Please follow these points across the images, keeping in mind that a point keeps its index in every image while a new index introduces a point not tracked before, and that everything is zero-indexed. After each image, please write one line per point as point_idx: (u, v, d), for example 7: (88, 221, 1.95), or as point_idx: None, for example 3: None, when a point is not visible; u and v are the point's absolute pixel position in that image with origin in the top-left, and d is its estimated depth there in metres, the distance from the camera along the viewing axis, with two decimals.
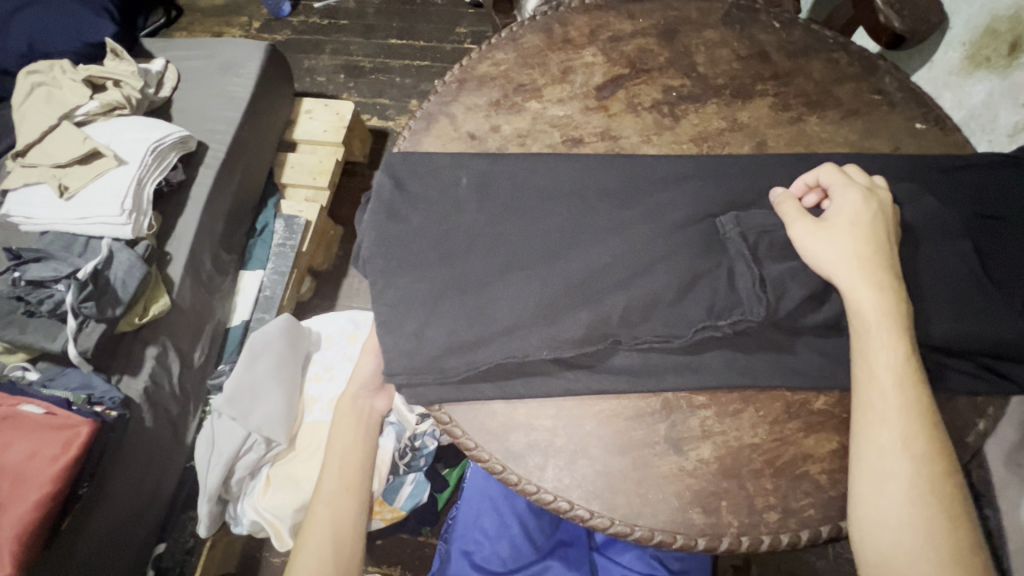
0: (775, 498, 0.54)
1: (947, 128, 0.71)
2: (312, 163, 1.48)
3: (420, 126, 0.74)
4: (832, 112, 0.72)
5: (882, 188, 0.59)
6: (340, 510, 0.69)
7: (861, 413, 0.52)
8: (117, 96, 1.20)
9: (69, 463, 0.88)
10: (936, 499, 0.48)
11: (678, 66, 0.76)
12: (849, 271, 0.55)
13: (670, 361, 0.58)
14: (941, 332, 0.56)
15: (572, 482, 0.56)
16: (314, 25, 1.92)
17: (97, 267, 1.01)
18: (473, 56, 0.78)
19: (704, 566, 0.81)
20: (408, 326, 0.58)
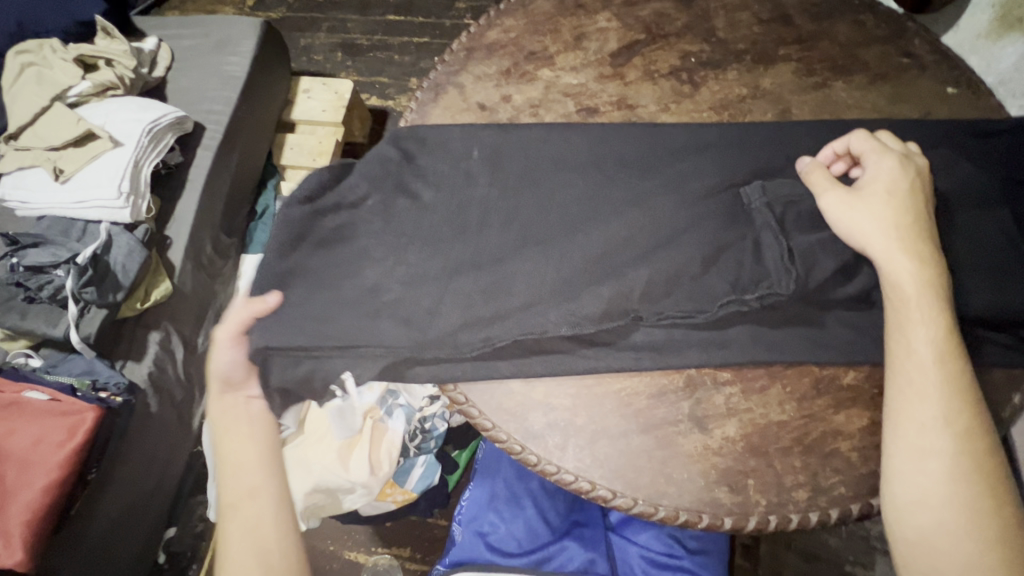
0: (804, 475, 0.52)
1: (979, 93, 0.68)
2: (311, 144, 1.45)
3: (427, 98, 0.71)
4: (859, 77, 0.69)
5: (918, 154, 0.56)
6: (250, 526, 0.54)
7: (897, 388, 0.50)
8: (110, 77, 1.16)
9: (76, 449, 0.88)
10: (977, 476, 0.46)
11: (696, 31, 0.73)
12: (885, 242, 0.52)
13: (697, 335, 0.56)
14: (978, 304, 0.53)
15: (593, 462, 0.54)
16: (310, 2, 1.86)
17: (96, 252, 0.98)
18: (481, 23, 0.75)
19: (720, 543, 0.80)
20: (420, 302, 0.56)
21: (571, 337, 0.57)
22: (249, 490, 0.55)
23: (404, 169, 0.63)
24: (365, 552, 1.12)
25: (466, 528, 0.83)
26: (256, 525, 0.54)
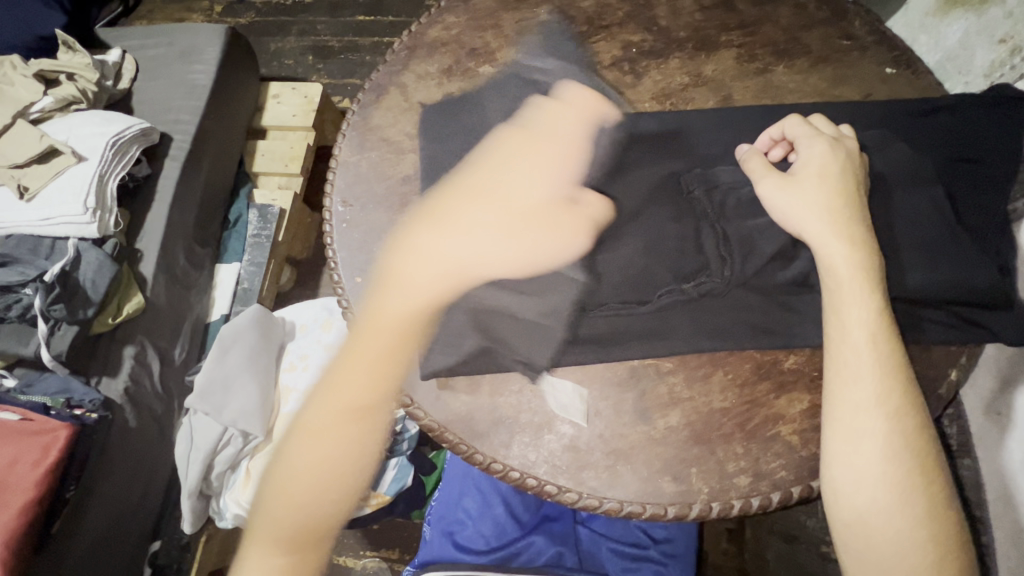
0: (746, 461, 0.53)
1: (919, 72, 0.68)
2: (283, 149, 1.44)
3: (369, 99, 0.70)
4: (800, 61, 0.69)
5: (849, 137, 0.56)
6: (336, 456, 0.52)
7: (834, 373, 0.49)
8: (72, 91, 1.14)
9: (51, 467, 0.88)
10: (911, 454, 0.46)
11: (639, 20, 0.72)
12: (819, 224, 0.52)
13: (648, 337, 0.56)
14: (916, 282, 0.54)
15: (538, 458, 0.54)
16: (278, 6, 1.84)
17: (64, 269, 0.97)
18: (422, 21, 0.74)
19: (691, 534, 0.81)
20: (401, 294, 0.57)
21: (523, 342, 0.55)
22: (338, 386, 0.53)
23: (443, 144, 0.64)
24: (353, 557, 1.12)
25: (435, 528, 0.82)
26: (306, 425, 0.53)
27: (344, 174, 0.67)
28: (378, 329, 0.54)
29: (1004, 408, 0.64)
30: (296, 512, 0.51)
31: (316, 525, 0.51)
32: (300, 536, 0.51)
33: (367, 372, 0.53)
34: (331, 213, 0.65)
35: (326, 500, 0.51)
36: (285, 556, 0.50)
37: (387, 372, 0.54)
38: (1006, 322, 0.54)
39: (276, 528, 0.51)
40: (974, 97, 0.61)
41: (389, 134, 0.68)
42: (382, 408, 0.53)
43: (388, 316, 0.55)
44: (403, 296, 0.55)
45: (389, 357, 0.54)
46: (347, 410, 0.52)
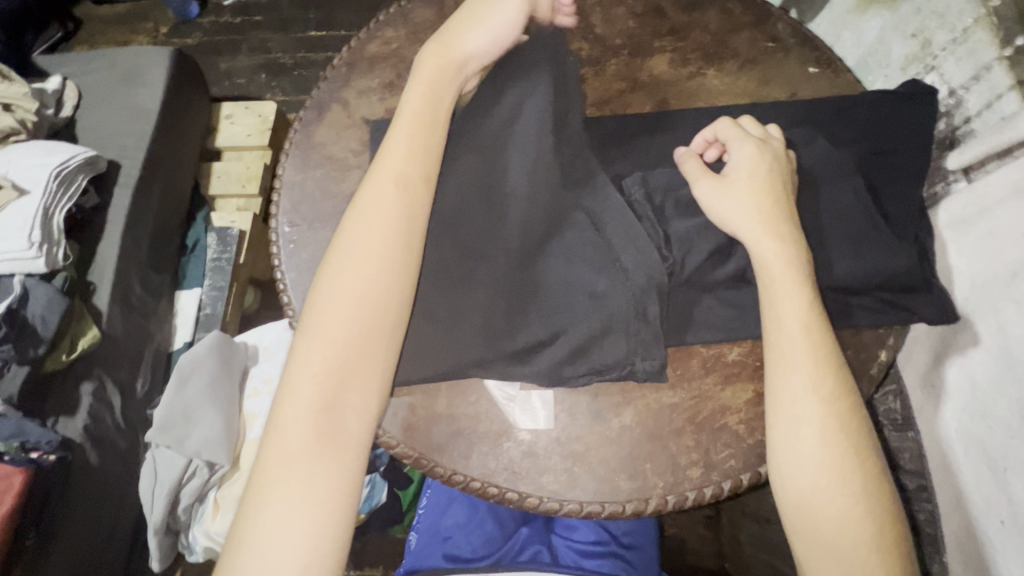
0: (697, 453, 0.55)
1: (838, 69, 0.71)
2: (239, 170, 1.42)
3: (312, 117, 0.70)
4: (729, 63, 0.72)
5: (776, 137, 0.58)
6: (370, 244, 0.52)
7: (772, 362, 0.51)
8: (10, 121, 1.09)
9: (8, 513, 0.84)
10: (846, 436, 0.48)
11: (575, 29, 0.74)
12: (750, 223, 0.54)
13: (588, 303, 0.55)
14: (842, 271, 0.57)
15: (497, 466, 0.55)
16: (226, 24, 1.81)
17: (12, 307, 0.92)
18: (362, 37, 0.74)
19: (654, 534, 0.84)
20: None
21: (508, 320, 0.55)
22: (386, 202, 0.53)
23: None
24: None
25: (423, 535, 0.82)
26: (349, 245, 0.52)
27: (289, 194, 0.67)
28: (401, 164, 0.54)
29: (937, 381, 0.67)
30: (343, 334, 0.50)
31: (362, 343, 0.50)
32: (348, 355, 0.50)
33: (397, 191, 0.53)
34: (278, 234, 0.65)
35: (371, 315, 0.51)
36: (328, 382, 0.49)
37: (411, 184, 0.54)
38: (929, 304, 0.57)
39: (319, 352, 0.49)
40: (890, 91, 0.64)
41: (332, 152, 0.68)
42: (414, 221, 0.54)
43: (414, 149, 0.55)
44: (418, 138, 0.55)
45: (414, 186, 0.54)
46: (379, 228, 0.52)
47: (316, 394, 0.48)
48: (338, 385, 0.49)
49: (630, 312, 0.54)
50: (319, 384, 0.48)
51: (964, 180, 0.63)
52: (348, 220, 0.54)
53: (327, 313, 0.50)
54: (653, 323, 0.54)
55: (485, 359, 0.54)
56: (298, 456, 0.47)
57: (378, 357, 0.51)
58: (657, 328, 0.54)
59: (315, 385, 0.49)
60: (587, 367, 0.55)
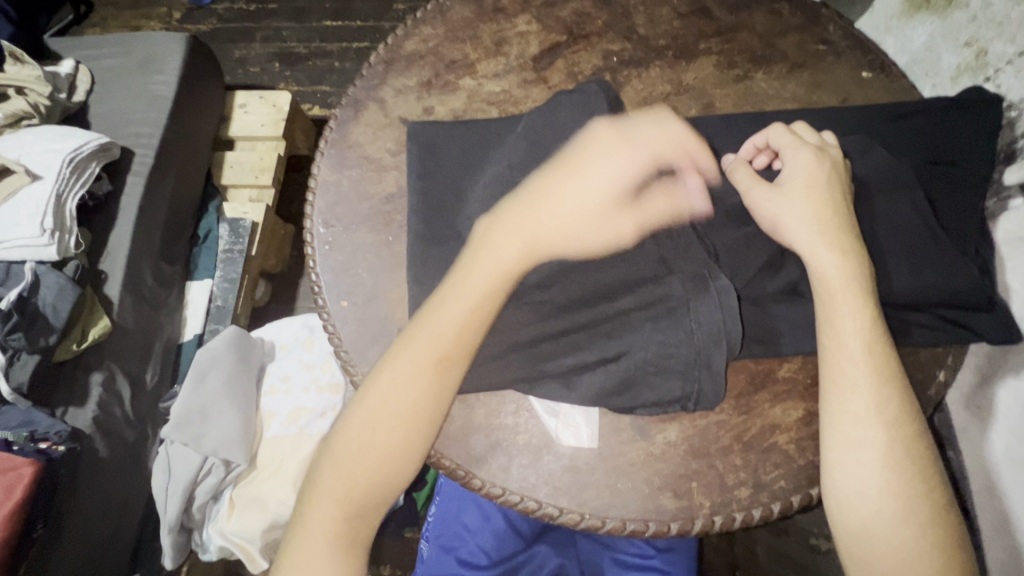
0: (745, 473, 0.53)
1: (893, 76, 0.69)
2: (252, 160, 1.40)
3: (347, 114, 0.68)
4: (778, 67, 0.70)
5: (834, 146, 0.56)
6: (405, 379, 0.50)
7: (830, 382, 0.49)
8: (22, 105, 1.08)
9: (16, 507, 0.83)
10: (908, 462, 0.46)
11: (618, 29, 0.72)
12: (809, 237, 0.52)
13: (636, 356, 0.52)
14: (900, 288, 0.55)
15: (538, 480, 0.53)
16: (240, 11, 1.78)
17: (22, 294, 0.91)
18: (398, 32, 0.72)
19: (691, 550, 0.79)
20: None
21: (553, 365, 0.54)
22: (443, 333, 0.51)
23: (452, 144, 0.62)
24: None
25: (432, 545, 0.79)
26: (397, 368, 0.51)
27: (323, 193, 0.65)
28: (467, 288, 0.51)
29: (985, 403, 0.65)
30: (369, 460, 0.50)
31: (381, 473, 0.50)
32: (367, 484, 0.50)
33: (458, 317, 0.51)
34: (312, 234, 0.63)
35: (397, 449, 0.50)
36: (347, 501, 0.50)
37: (459, 344, 0.51)
38: (989, 323, 0.56)
39: (344, 468, 0.51)
40: (948, 101, 0.62)
41: (368, 151, 0.66)
42: (456, 368, 0.51)
43: (489, 266, 0.52)
44: (500, 243, 0.52)
45: (474, 317, 0.51)
46: (422, 361, 0.50)
47: (335, 509, 0.51)
48: (357, 506, 0.51)
49: (687, 358, 0.50)
50: (341, 501, 0.50)
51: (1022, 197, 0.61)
52: (404, 339, 0.52)
53: (360, 435, 0.51)
54: (717, 374, 0.50)
55: (532, 376, 0.54)
56: (313, 552, 0.50)
57: (392, 486, 0.51)
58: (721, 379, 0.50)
59: (338, 499, 0.51)
60: (632, 399, 0.53)
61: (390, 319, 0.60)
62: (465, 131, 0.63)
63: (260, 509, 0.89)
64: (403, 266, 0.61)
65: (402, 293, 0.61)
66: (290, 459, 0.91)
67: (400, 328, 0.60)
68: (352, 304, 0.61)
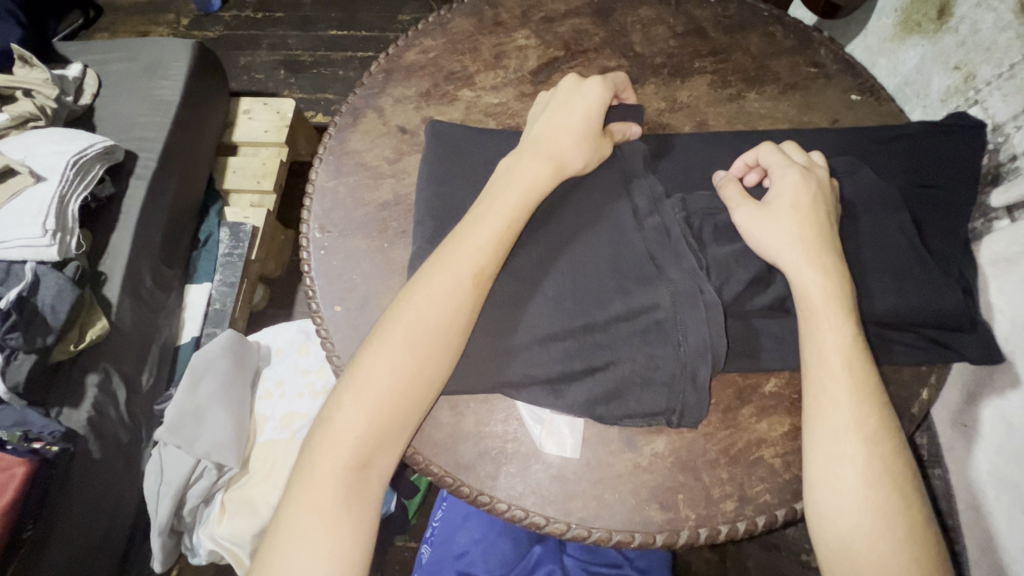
0: (730, 486, 0.54)
1: (882, 99, 0.71)
2: (254, 165, 1.41)
3: (346, 122, 0.70)
4: (771, 86, 0.71)
5: (820, 166, 0.57)
6: (421, 311, 0.51)
7: (812, 397, 0.50)
8: (30, 107, 1.09)
9: (7, 506, 0.83)
10: (888, 477, 0.47)
11: (615, 46, 0.73)
12: (794, 253, 0.53)
13: (630, 365, 0.53)
14: (885, 307, 0.55)
15: (525, 489, 0.54)
16: (248, 19, 1.81)
17: (22, 294, 0.92)
18: (399, 44, 0.74)
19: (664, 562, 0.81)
20: None
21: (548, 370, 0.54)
22: (466, 259, 0.52)
23: (456, 149, 0.63)
24: None
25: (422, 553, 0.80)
26: (424, 294, 0.52)
27: (320, 200, 0.66)
28: (488, 222, 0.54)
29: (970, 421, 0.66)
30: (390, 393, 0.50)
31: (401, 404, 0.50)
32: (389, 417, 0.50)
33: (481, 247, 0.53)
34: (308, 239, 0.64)
35: (418, 379, 0.50)
36: (367, 436, 0.49)
37: (474, 280, 0.52)
38: (971, 343, 0.57)
39: (366, 400, 0.50)
40: (934, 124, 0.63)
41: (366, 160, 0.67)
42: (470, 304, 0.52)
43: (502, 210, 0.54)
44: (517, 182, 0.55)
45: (485, 254, 0.53)
46: (447, 288, 0.52)
47: (353, 447, 0.49)
48: (372, 448, 0.50)
49: (672, 371, 0.52)
50: (355, 442, 0.49)
51: (1008, 219, 0.62)
52: (424, 270, 0.53)
53: (382, 365, 0.50)
54: (701, 388, 0.51)
55: (518, 383, 0.54)
56: (319, 504, 0.48)
57: (411, 421, 0.51)
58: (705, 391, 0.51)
59: (354, 439, 0.49)
60: (619, 410, 0.53)
61: None
62: (475, 138, 0.64)
63: (249, 513, 0.89)
64: (396, 273, 0.62)
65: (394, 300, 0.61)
66: (281, 463, 0.91)
67: None
68: (345, 309, 0.61)
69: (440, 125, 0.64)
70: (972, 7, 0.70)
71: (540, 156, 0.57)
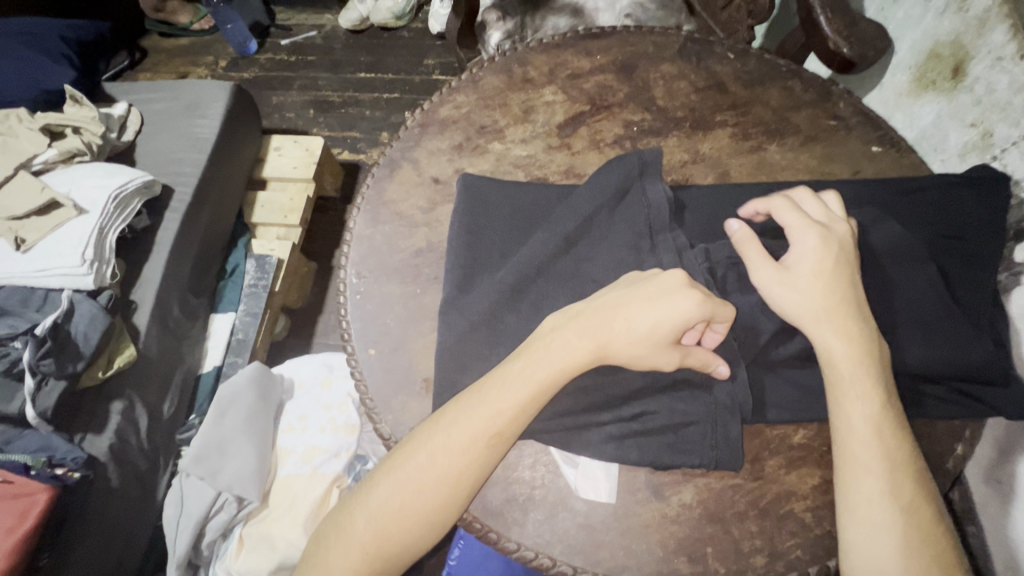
0: (760, 540, 0.53)
1: (903, 150, 0.73)
2: (282, 201, 1.47)
3: (383, 173, 0.73)
4: (791, 139, 0.74)
5: (841, 223, 0.56)
6: (454, 444, 0.51)
7: (841, 462, 0.51)
8: (77, 143, 1.15)
9: (26, 534, 0.83)
10: (925, 548, 0.47)
11: (638, 100, 0.77)
12: (818, 318, 0.53)
13: (652, 434, 0.54)
14: (911, 360, 0.56)
15: (552, 537, 0.54)
16: (282, 62, 1.91)
17: (56, 321, 0.95)
18: (434, 99, 0.78)
19: None
20: (474, 357, 0.58)
21: (574, 414, 0.55)
22: (501, 411, 0.51)
23: (491, 197, 0.66)
24: None
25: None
26: (450, 432, 0.52)
27: (357, 247, 0.69)
28: (527, 376, 0.52)
29: (1004, 478, 0.67)
30: (403, 522, 0.51)
31: (409, 537, 0.51)
32: (399, 545, 0.51)
33: (516, 399, 0.51)
34: (345, 284, 0.67)
35: (430, 520, 0.51)
36: (372, 556, 0.51)
37: (507, 418, 0.51)
38: (1007, 398, 0.56)
39: (378, 522, 0.51)
40: (954, 178, 0.65)
41: (401, 209, 0.71)
42: (503, 439, 0.52)
43: (556, 354, 0.53)
44: (561, 349, 0.53)
45: (531, 399, 0.52)
46: (475, 433, 0.51)
47: (364, 557, 0.51)
48: (382, 562, 0.51)
49: (699, 419, 0.54)
50: (366, 552, 0.51)
51: None
52: (456, 409, 0.53)
53: (402, 493, 0.51)
54: (733, 444, 0.53)
55: (549, 430, 0.55)
56: None
57: (424, 541, 0.52)
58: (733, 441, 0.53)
59: (366, 552, 0.51)
60: (638, 455, 0.54)
61: (415, 368, 0.63)
62: (513, 190, 0.66)
63: (268, 550, 0.89)
64: (428, 317, 0.65)
65: (427, 343, 0.63)
66: (304, 498, 0.92)
67: (424, 377, 0.62)
68: (378, 353, 0.63)
69: (472, 176, 0.67)
70: (986, 68, 0.72)
71: (589, 323, 0.53)
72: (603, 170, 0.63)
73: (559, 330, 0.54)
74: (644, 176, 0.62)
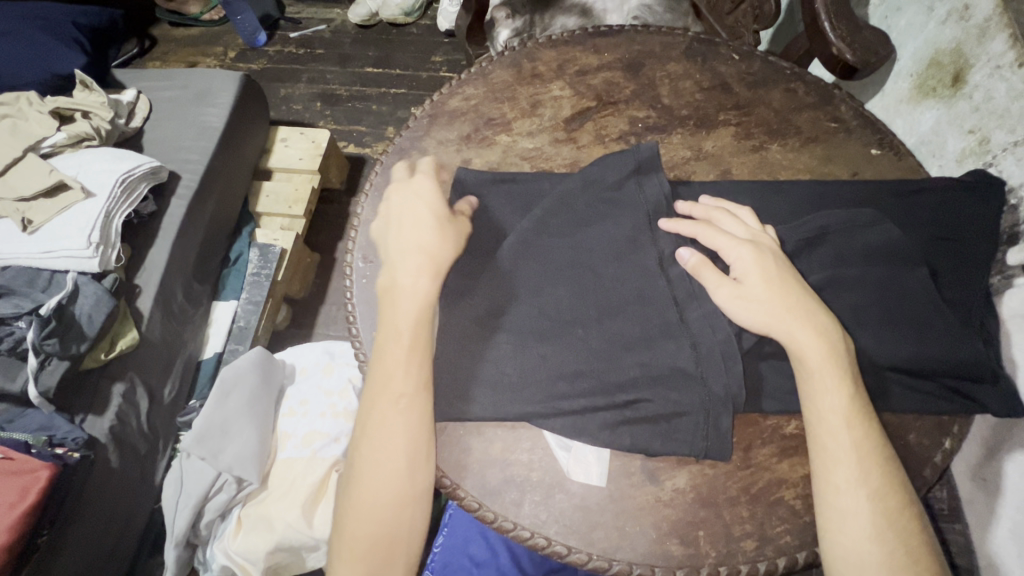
0: (751, 525, 0.55)
1: (901, 154, 0.75)
2: (287, 191, 1.48)
3: (392, 161, 0.75)
4: (793, 139, 0.75)
5: (766, 237, 0.59)
6: (367, 416, 0.54)
7: (815, 453, 0.52)
8: (86, 128, 1.16)
9: (27, 511, 0.84)
10: (894, 535, 0.48)
11: (643, 98, 0.79)
12: (784, 323, 0.54)
13: (644, 423, 0.56)
14: (903, 356, 0.58)
15: (548, 517, 0.55)
16: (290, 54, 1.92)
17: (61, 302, 0.96)
18: (444, 91, 0.80)
19: None
20: (487, 353, 0.58)
21: (573, 401, 0.56)
22: (390, 372, 0.54)
23: (498, 186, 0.67)
24: None
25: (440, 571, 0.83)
26: (367, 410, 0.55)
27: (365, 232, 0.70)
28: (397, 329, 0.56)
29: (991, 476, 0.68)
30: (365, 517, 0.52)
31: (383, 531, 0.52)
32: (376, 542, 0.52)
33: (396, 355, 0.55)
34: (352, 268, 0.69)
35: (392, 508, 0.52)
36: (355, 562, 0.52)
37: (393, 374, 0.54)
38: (994, 396, 0.58)
39: (351, 524, 0.53)
40: (953, 182, 0.66)
41: None
42: (404, 399, 0.54)
43: (409, 301, 0.56)
44: (410, 294, 0.56)
45: (411, 348, 0.55)
46: (374, 399, 0.54)
47: (349, 564, 0.52)
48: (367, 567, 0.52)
49: (697, 411, 0.55)
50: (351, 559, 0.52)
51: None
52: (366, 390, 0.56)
53: (360, 487, 0.53)
54: (724, 433, 0.55)
55: (548, 413, 0.56)
56: None
57: (399, 534, 0.53)
58: (725, 429, 0.55)
59: (346, 559, 0.52)
60: (630, 441, 0.55)
61: None
62: (519, 181, 0.68)
63: (264, 531, 0.90)
64: None
65: None
66: (300, 480, 0.93)
67: None
68: None
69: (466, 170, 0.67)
70: (985, 76, 0.74)
71: (427, 263, 0.57)
72: (609, 161, 0.64)
73: (402, 277, 0.57)
74: (645, 170, 0.63)
